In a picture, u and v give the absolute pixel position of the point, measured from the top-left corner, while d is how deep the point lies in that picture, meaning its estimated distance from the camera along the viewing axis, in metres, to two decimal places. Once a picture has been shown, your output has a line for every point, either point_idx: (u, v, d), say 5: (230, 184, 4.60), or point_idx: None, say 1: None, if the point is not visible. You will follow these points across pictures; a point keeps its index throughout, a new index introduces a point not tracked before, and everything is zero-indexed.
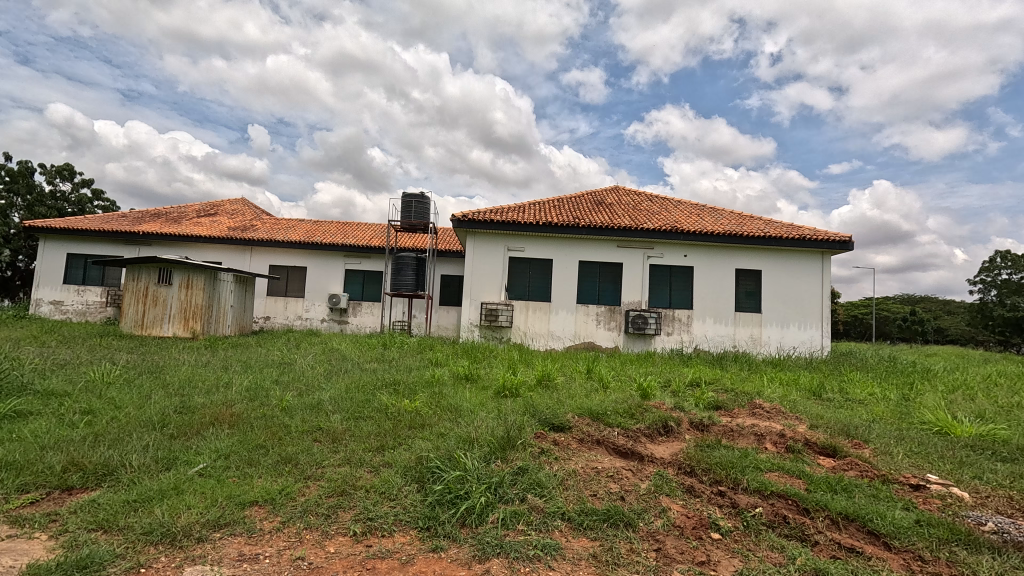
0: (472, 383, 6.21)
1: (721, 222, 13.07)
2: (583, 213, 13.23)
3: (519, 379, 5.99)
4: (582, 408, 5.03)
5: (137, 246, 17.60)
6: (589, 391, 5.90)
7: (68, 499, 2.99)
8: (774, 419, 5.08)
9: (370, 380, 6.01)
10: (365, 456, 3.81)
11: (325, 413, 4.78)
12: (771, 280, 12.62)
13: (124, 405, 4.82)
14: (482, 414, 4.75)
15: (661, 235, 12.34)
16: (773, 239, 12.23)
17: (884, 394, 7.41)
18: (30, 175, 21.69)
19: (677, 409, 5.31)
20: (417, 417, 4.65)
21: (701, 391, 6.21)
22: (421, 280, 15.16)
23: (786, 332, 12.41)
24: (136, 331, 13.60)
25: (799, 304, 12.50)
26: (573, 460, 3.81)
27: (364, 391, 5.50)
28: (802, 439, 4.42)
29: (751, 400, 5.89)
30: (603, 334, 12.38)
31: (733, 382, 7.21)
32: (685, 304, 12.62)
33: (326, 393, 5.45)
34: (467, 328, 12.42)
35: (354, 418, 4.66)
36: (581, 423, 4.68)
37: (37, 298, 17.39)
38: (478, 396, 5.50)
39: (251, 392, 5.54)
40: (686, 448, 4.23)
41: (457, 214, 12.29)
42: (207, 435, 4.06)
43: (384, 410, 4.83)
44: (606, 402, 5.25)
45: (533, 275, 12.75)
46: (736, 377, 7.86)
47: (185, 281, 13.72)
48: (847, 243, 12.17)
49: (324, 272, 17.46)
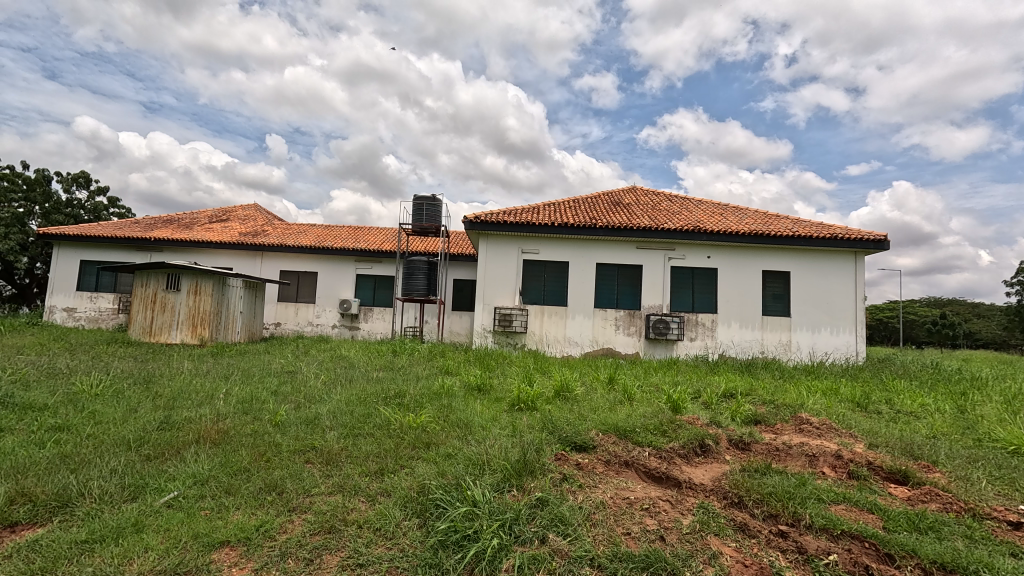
0: (484, 395, 5.72)
1: (746, 222, 12.44)
2: (600, 213, 12.70)
3: (536, 390, 5.48)
4: (608, 423, 4.51)
5: (148, 252, 17.50)
6: (613, 404, 5.36)
7: (7, 539, 2.56)
8: (826, 436, 4.47)
9: (374, 391, 5.55)
10: (361, 482, 3.33)
11: (323, 430, 4.33)
12: (800, 281, 11.93)
13: (105, 420, 4.42)
14: (495, 431, 4.25)
15: (683, 235, 11.73)
16: (802, 238, 11.55)
17: (938, 405, 6.74)
18: (46, 183, 21.85)
19: (713, 424, 4.74)
20: (423, 434, 4.18)
21: (738, 403, 5.62)
22: (433, 285, 14.73)
23: (818, 337, 11.71)
24: (144, 338, 13.36)
25: (831, 307, 11.80)
26: (600, 488, 3.28)
27: (367, 404, 5.05)
28: (865, 462, 3.82)
29: (795, 413, 5.31)
30: (623, 339, 11.80)
31: (770, 392, 6.61)
32: (709, 308, 11.98)
33: (326, 406, 4.99)
34: (480, 334, 11.94)
35: (353, 436, 4.21)
36: (607, 441, 4.16)
37: (51, 305, 17.37)
38: (491, 410, 4.99)
39: (244, 405, 5.10)
40: (730, 473, 3.68)
41: (469, 215, 11.83)
42: (187, 456, 3.62)
43: (388, 426, 4.38)
44: (633, 417, 4.70)
45: (549, 279, 12.24)
46: (770, 386, 7.24)
47: (194, 287, 13.48)
48: (883, 242, 11.44)
49: (335, 278, 17.14)
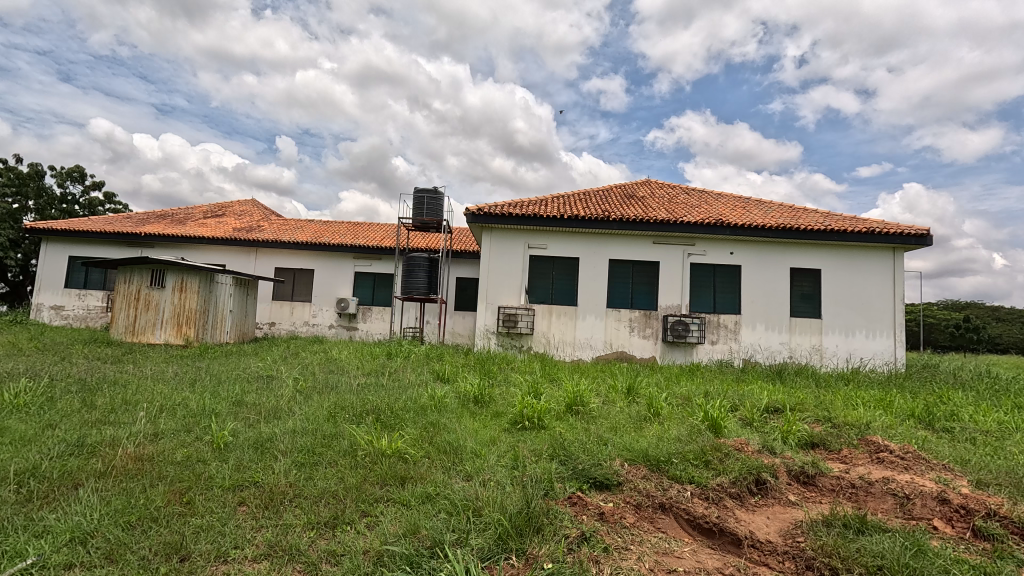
0: (480, 410, 4.77)
1: (772, 215, 11.44)
2: (613, 206, 11.73)
3: (543, 403, 4.54)
4: (635, 449, 3.58)
5: (139, 247, 16.77)
6: (637, 422, 4.44)
7: None
8: (917, 469, 3.48)
9: (350, 403, 4.66)
10: (303, 540, 2.41)
11: (275, 457, 3.43)
12: (832, 280, 10.91)
13: (6, 442, 3.53)
14: (493, 462, 3.33)
15: (705, 229, 10.74)
16: (835, 232, 10.54)
17: (1017, 422, 5.69)
18: (39, 178, 21.22)
19: (765, 450, 3.79)
20: (399, 464, 3.27)
21: (787, 420, 4.64)
22: (433, 283, 13.79)
23: (852, 341, 10.67)
24: (126, 338, 12.56)
25: (866, 308, 10.77)
26: (636, 553, 2.36)
27: (337, 421, 4.15)
28: (988, 511, 2.84)
29: (861, 435, 4.33)
30: (638, 342, 10.83)
31: (819, 406, 5.61)
32: (732, 309, 10.98)
33: (286, 422, 4.10)
34: (483, 335, 11.03)
35: (313, 466, 3.30)
36: (635, 476, 3.23)
37: (38, 302, 16.65)
38: (486, 429, 4.08)
39: (190, 421, 4.21)
40: (804, 525, 2.75)
41: (471, 207, 10.91)
42: (79, 496, 2.72)
43: (354, 454, 3.45)
44: (666, 442, 3.75)
45: (557, 277, 11.30)
46: (812, 399, 6.24)
47: (179, 284, 12.67)
48: (925, 237, 10.40)
49: (332, 275, 16.30)
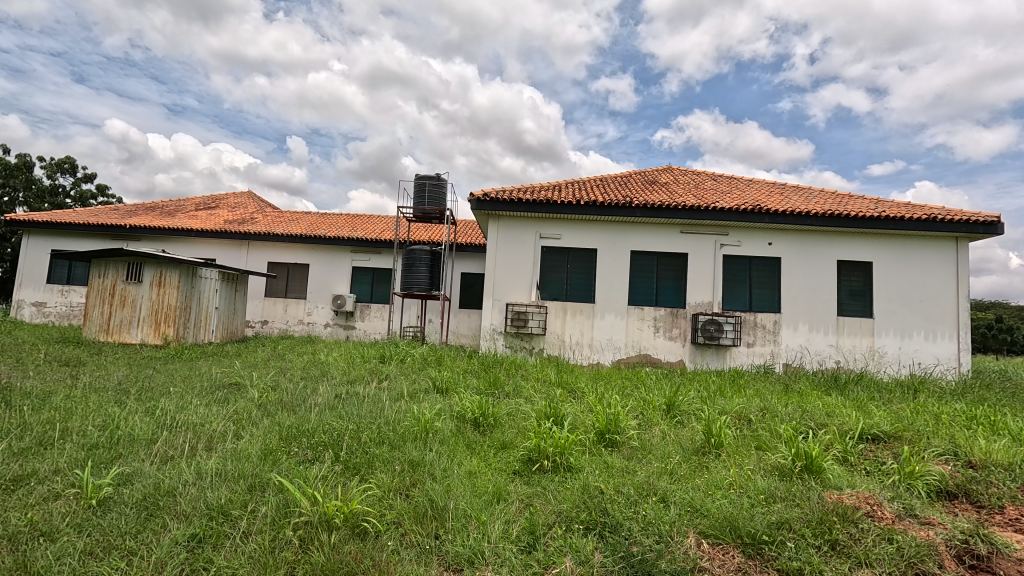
0: (481, 438, 3.57)
1: (816, 202, 10.13)
2: (635, 192, 10.46)
3: (566, 432, 3.33)
4: (714, 515, 2.35)
5: (124, 241, 15.74)
6: (698, 462, 3.19)
7: None
8: None
9: (308, 427, 3.47)
10: None
11: (164, 526, 2.24)
12: (885, 274, 9.59)
13: None
14: (497, 545, 2.10)
15: (740, 216, 9.43)
16: (891, 220, 9.18)
17: None
18: (29, 169, 20.28)
19: (902, 515, 2.53)
20: (347, 545, 2.08)
21: (901, 456, 3.38)
22: (435, 279, 12.56)
23: (909, 344, 9.35)
24: (100, 336, 11.49)
25: (925, 307, 9.43)
26: None
27: (279, 460, 2.95)
28: None
29: (1017, 483, 3.06)
30: (664, 344, 9.58)
31: (918, 430, 4.32)
32: (770, 307, 9.69)
33: (208, 460, 2.91)
34: (489, 336, 9.83)
35: (215, 548, 2.11)
36: (723, 570, 2.03)
37: (20, 298, 15.69)
38: (488, 474, 2.86)
39: (78, 455, 3.01)
40: None
41: (476, 192, 9.66)
42: None
43: (283, 523, 2.24)
44: (756, 504, 2.47)
45: (571, 270, 10.07)
46: (900, 419, 4.93)
47: (158, 278, 11.59)
48: (997, 225, 9.01)
49: (328, 271, 15.18)
